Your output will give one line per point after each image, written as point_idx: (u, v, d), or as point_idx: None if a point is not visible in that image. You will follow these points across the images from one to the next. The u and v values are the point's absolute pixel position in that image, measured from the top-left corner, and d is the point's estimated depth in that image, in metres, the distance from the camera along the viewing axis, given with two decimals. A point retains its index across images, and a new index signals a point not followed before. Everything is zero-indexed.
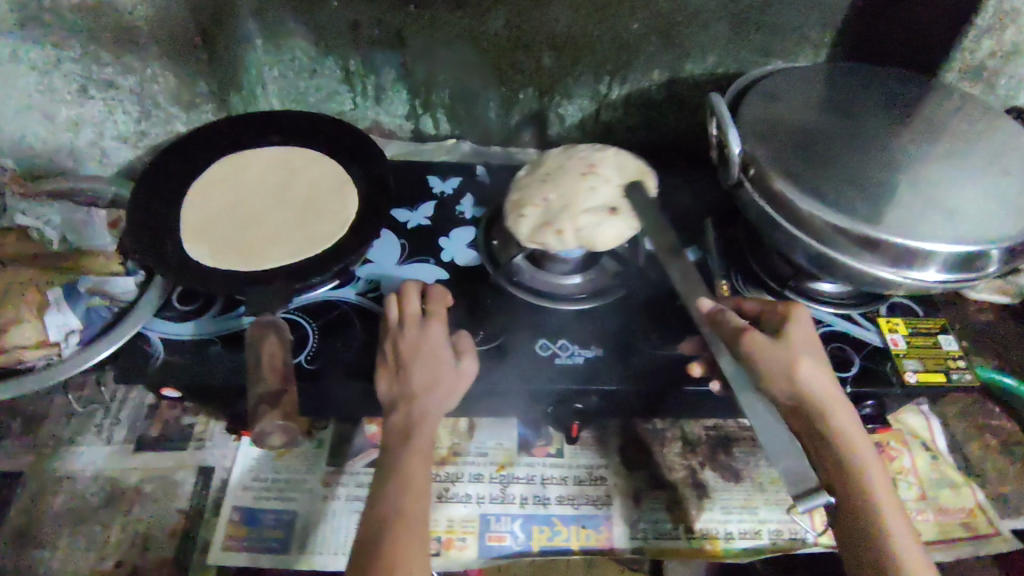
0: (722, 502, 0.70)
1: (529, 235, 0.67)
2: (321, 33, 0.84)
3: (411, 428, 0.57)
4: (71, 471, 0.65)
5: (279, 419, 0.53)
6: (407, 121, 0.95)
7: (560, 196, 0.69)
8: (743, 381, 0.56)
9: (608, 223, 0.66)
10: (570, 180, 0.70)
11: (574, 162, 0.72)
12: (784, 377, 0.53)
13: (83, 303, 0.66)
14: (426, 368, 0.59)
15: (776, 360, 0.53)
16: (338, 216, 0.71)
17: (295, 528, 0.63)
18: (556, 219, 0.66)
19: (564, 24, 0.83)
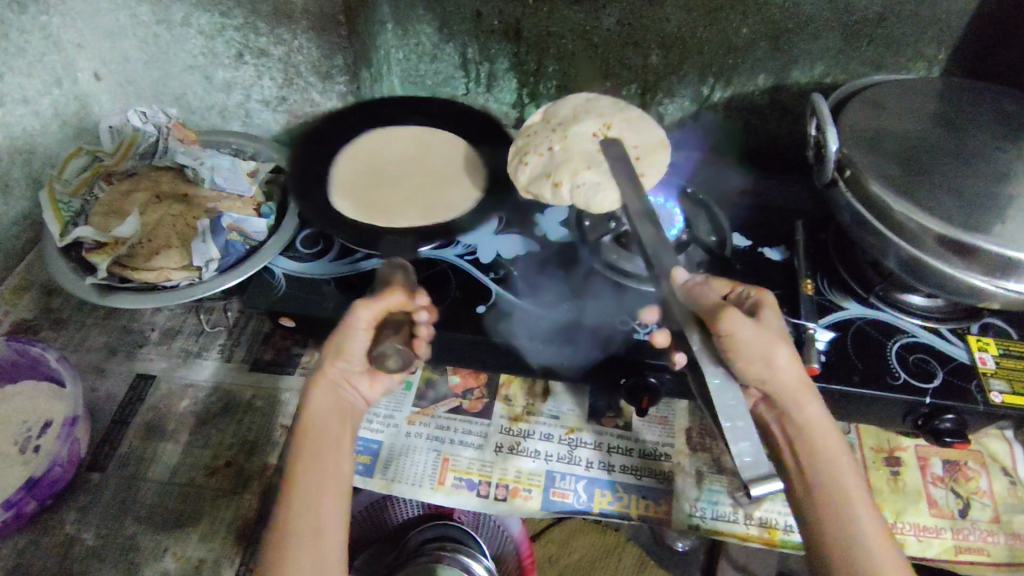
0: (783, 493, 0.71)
1: (529, 186, 0.74)
2: (446, 19, 0.90)
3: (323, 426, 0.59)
4: (196, 379, 0.74)
5: (398, 342, 0.59)
6: (513, 109, 1.03)
7: (565, 150, 0.74)
8: (711, 357, 0.55)
9: (606, 183, 0.69)
10: (579, 137, 0.75)
11: (592, 117, 0.77)
12: (760, 360, 0.56)
13: (224, 236, 0.76)
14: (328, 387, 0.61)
15: (750, 342, 0.55)
16: (469, 185, 0.79)
17: (380, 456, 0.71)
18: (556, 172, 0.73)
19: (675, 24, 0.86)
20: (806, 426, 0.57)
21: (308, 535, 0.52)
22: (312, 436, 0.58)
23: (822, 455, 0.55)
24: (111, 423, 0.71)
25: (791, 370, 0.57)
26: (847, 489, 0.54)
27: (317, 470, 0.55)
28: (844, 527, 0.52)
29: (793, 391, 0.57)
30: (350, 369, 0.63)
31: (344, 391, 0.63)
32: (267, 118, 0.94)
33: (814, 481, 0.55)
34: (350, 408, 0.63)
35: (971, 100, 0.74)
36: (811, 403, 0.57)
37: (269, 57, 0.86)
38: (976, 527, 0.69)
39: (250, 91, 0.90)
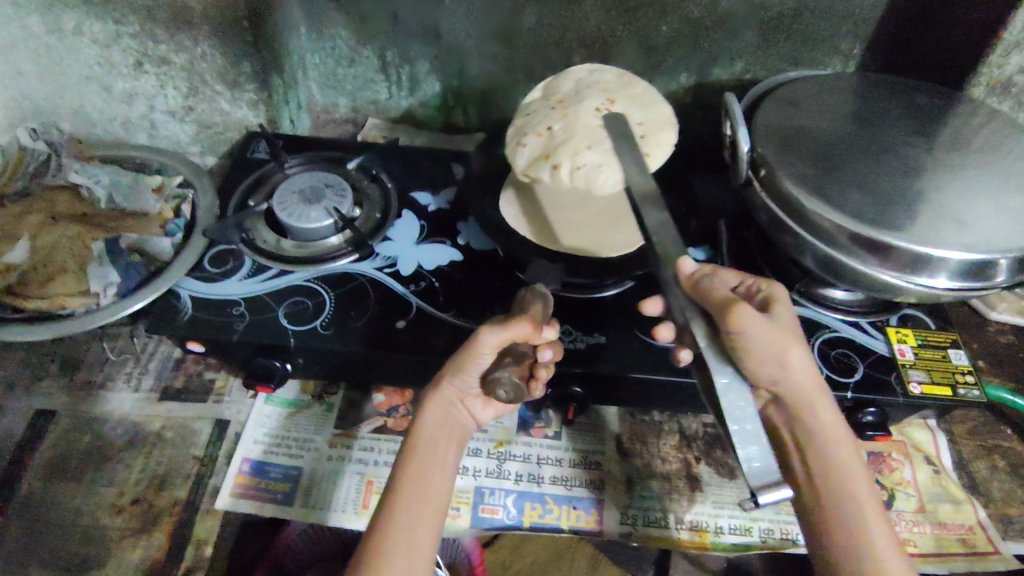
0: (714, 495, 0.70)
1: (527, 167, 0.71)
2: (361, 22, 0.89)
3: (435, 440, 0.59)
4: (100, 412, 0.70)
5: (517, 375, 0.56)
6: (438, 113, 1.00)
7: (566, 127, 0.71)
8: (719, 353, 0.46)
9: (608, 164, 0.66)
10: (583, 112, 0.71)
11: (594, 91, 0.74)
12: (774, 362, 0.51)
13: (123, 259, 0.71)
14: (439, 406, 0.59)
15: (764, 341, 0.49)
16: (630, 234, 0.76)
17: (299, 483, 0.67)
18: (553, 153, 0.69)
19: (594, 23, 0.85)
20: (819, 433, 0.54)
21: (400, 549, 0.51)
22: (421, 449, 0.57)
23: (834, 467, 0.54)
24: (6, 464, 0.66)
25: (806, 374, 0.53)
26: (861, 503, 0.53)
27: (421, 485, 0.55)
28: (856, 540, 0.51)
29: (807, 396, 0.53)
30: (466, 389, 0.61)
31: (456, 409, 0.62)
32: (176, 129, 0.89)
33: (828, 494, 0.53)
34: (459, 429, 0.62)
35: (884, 95, 0.74)
36: (823, 409, 0.54)
37: (171, 66, 0.81)
38: (902, 518, 0.70)
39: (154, 102, 0.85)
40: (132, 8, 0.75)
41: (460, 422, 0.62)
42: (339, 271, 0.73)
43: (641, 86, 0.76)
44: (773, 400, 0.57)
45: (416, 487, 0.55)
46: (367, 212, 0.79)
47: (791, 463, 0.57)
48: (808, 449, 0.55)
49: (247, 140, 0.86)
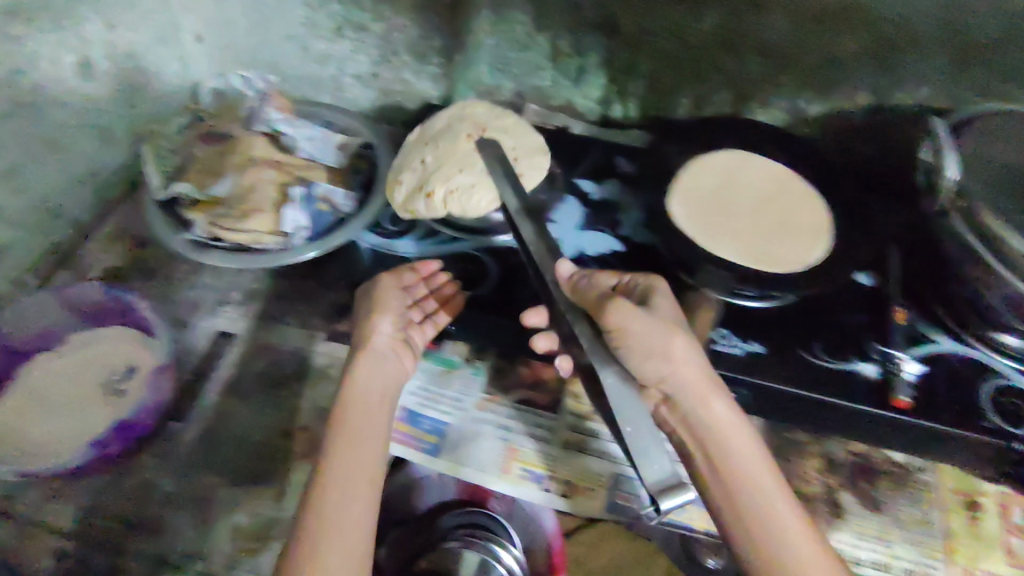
0: (853, 524, 0.69)
1: (404, 203, 0.77)
2: (543, 9, 0.91)
3: (367, 409, 0.60)
4: (275, 343, 0.76)
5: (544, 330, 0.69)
6: (598, 106, 1.01)
7: (436, 159, 0.77)
8: (600, 352, 0.58)
9: (479, 184, 0.74)
10: (452, 141, 0.78)
11: (469, 121, 0.81)
12: (659, 355, 0.57)
13: (313, 205, 0.77)
14: (373, 366, 0.63)
15: (647, 336, 0.57)
16: (799, 249, 0.72)
17: (447, 438, 0.71)
18: (428, 184, 0.76)
19: (778, 32, 0.84)
20: (711, 425, 0.56)
21: (341, 521, 0.52)
22: (351, 426, 0.59)
23: (734, 456, 0.55)
24: (192, 375, 0.73)
25: (691, 366, 0.58)
26: (761, 484, 0.54)
27: (350, 460, 0.56)
28: (775, 534, 0.52)
29: (695, 386, 0.57)
30: (387, 356, 0.65)
31: (389, 369, 0.65)
32: (358, 93, 0.93)
33: (732, 484, 0.55)
34: (397, 382, 0.65)
35: None
36: (717, 403, 0.57)
37: (367, 33, 0.85)
38: None
39: (345, 66, 0.90)
40: None
41: (396, 379, 0.65)
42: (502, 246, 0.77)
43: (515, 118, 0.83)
44: (662, 397, 0.60)
45: (348, 462, 0.56)
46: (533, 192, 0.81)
47: (695, 465, 0.58)
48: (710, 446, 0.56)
49: (424, 109, 0.91)
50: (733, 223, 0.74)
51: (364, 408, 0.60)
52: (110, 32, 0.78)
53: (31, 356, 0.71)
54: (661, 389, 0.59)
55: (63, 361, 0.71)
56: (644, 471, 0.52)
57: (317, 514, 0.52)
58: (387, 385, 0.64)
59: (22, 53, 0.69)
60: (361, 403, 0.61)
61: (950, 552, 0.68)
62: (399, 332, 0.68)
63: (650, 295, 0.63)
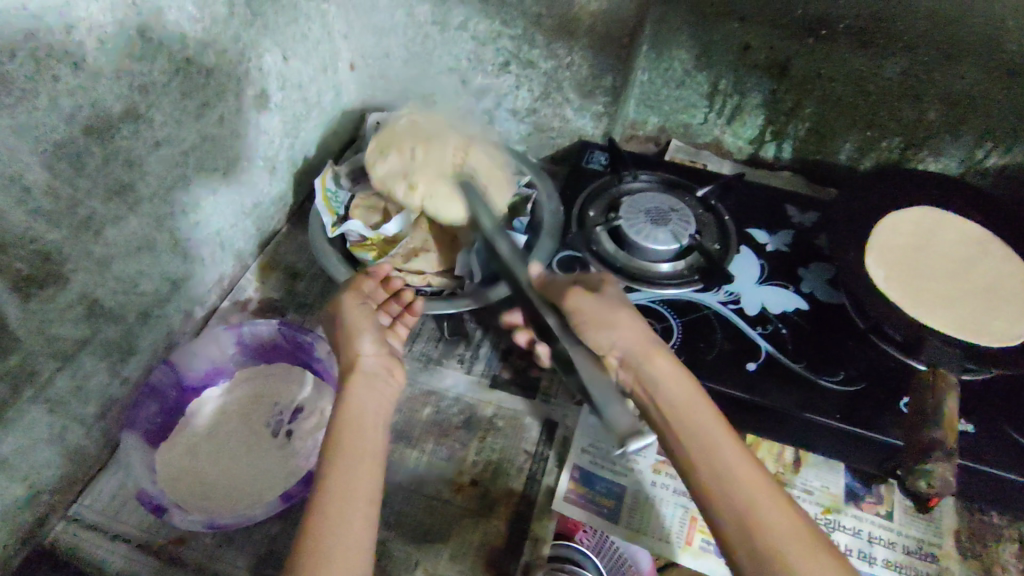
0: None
1: (387, 180, 0.76)
2: (708, 48, 0.88)
3: (359, 428, 0.52)
4: (439, 387, 0.74)
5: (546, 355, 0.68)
6: (748, 145, 0.98)
7: (425, 156, 0.75)
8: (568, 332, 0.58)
9: (451, 197, 0.72)
10: (441, 147, 0.76)
11: (461, 138, 0.79)
12: (609, 324, 0.58)
13: None
14: (368, 394, 0.56)
15: (595, 308, 0.58)
16: (1015, 324, 0.67)
17: (624, 502, 0.67)
18: (411, 174, 0.74)
19: (968, 81, 0.80)
20: (654, 380, 0.55)
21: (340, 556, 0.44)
22: (349, 437, 0.51)
23: (677, 403, 0.53)
24: None
25: (636, 330, 0.58)
26: (703, 426, 0.51)
27: (353, 478, 0.48)
28: (721, 475, 0.48)
29: (641, 347, 0.57)
30: (366, 363, 0.58)
31: (379, 383, 0.57)
32: (511, 128, 0.93)
33: (681, 433, 0.52)
34: (382, 396, 0.57)
35: None
36: (659, 360, 0.56)
37: (535, 70, 0.84)
38: None
39: (503, 100, 0.89)
40: (522, 12, 0.78)
41: (388, 398, 0.57)
42: (677, 301, 0.73)
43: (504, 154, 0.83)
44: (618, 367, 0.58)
45: (356, 475, 0.49)
46: (708, 242, 0.77)
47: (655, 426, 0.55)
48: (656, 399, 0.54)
49: (581, 146, 0.89)
50: (936, 289, 0.70)
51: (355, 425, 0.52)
52: (284, 63, 0.77)
53: (200, 395, 0.71)
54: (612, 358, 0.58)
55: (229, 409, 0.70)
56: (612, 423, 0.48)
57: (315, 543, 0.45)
58: (382, 406, 0.56)
59: (216, 85, 0.67)
60: (361, 410, 0.54)
61: None
62: (384, 348, 0.60)
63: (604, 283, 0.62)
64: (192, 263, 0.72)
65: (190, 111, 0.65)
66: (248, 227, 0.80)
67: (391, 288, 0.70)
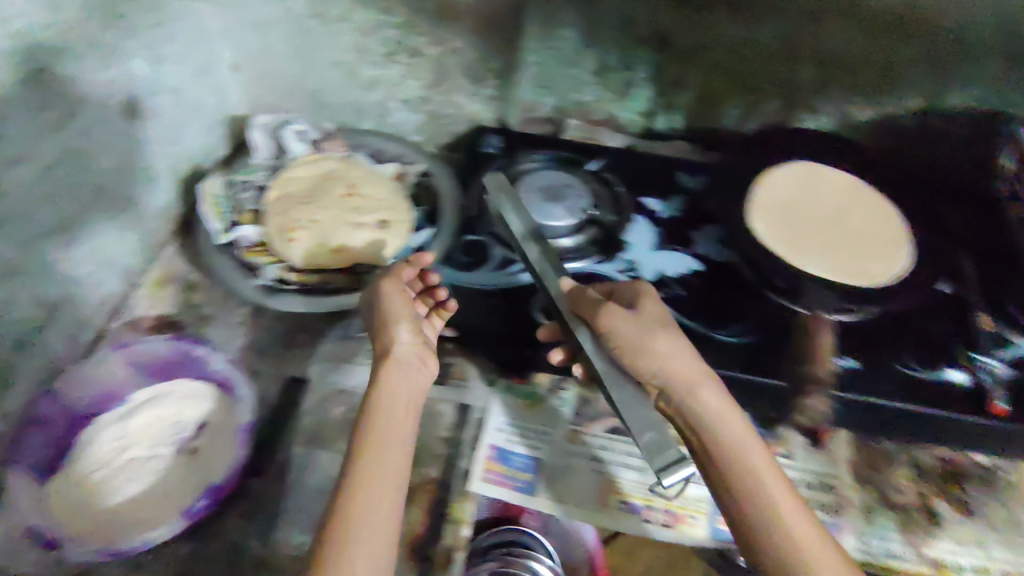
0: (951, 532, 0.67)
1: (305, 258, 0.71)
2: (592, 25, 0.90)
3: (383, 430, 0.53)
4: (347, 387, 0.73)
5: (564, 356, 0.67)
6: (640, 117, 1.00)
7: (328, 219, 0.74)
8: (601, 356, 0.61)
9: (381, 238, 0.74)
10: (335, 203, 0.75)
11: (337, 181, 0.78)
12: (642, 351, 0.57)
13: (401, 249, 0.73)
14: (400, 384, 0.57)
15: (634, 334, 0.57)
16: (884, 264, 0.72)
17: (540, 474, 0.69)
18: (330, 241, 0.72)
19: (833, 40, 0.86)
20: (704, 419, 0.54)
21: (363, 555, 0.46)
22: (373, 431, 0.53)
23: (730, 446, 0.52)
24: (269, 426, 0.69)
25: (682, 357, 0.56)
26: (757, 469, 0.51)
27: (375, 464, 0.51)
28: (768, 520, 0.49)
29: (684, 378, 0.55)
30: (410, 356, 0.59)
31: (416, 372, 0.59)
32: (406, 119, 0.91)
33: (738, 485, 0.51)
34: (417, 387, 0.58)
35: None
36: (707, 390, 0.55)
37: (422, 57, 0.84)
38: None
39: (395, 90, 0.88)
40: None
41: (421, 385, 0.59)
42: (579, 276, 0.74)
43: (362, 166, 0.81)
44: (658, 393, 0.57)
45: (382, 470, 0.51)
46: (604, 214, 0.79)
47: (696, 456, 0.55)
48: (708, 432, 0.53)
49: (477, 130, 0.88)
50: (815, 237, 0.75)
51: (376, 430, 0.53)
52: (156, 67, 0.74)
53: (93, 421, 0.67)
54: (656, 386, 0.57)
55: (158, 454, 0.65)
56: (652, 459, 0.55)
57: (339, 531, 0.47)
58: (413, 395, 0.57)
59: (79, 94, 0.64)
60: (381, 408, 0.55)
61: None
62: (418, 338, 0.61)
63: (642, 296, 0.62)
64: (71, 284, 0.68)
65: (49, 123, 0.61)
66: (130, 242, 0.76)
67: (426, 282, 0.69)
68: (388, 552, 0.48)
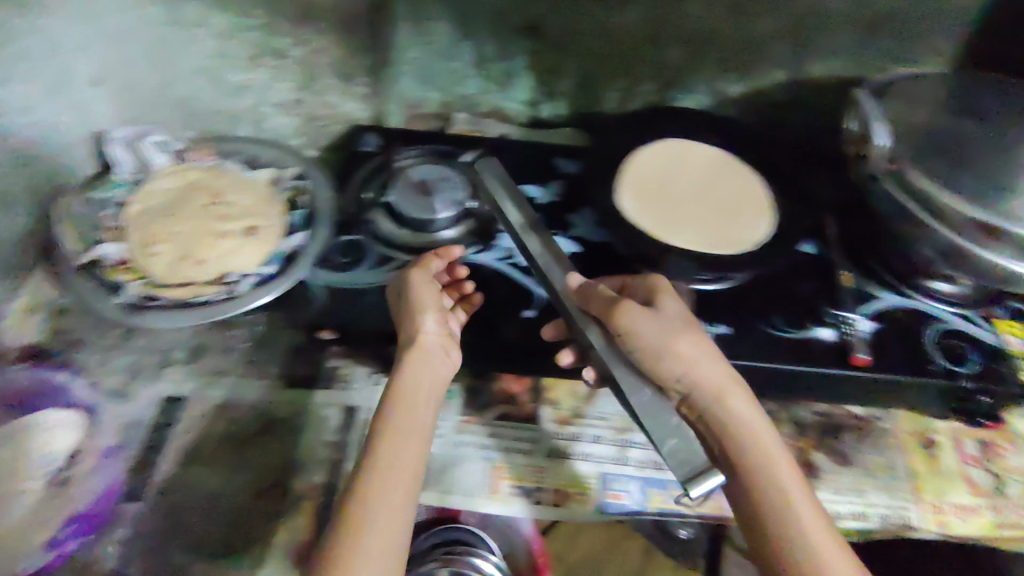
0: (863, 465, 0.73)
1: (167, 272, 0.69)
2: (463, 18, 0.90)
3: (402, 434, 0.58)
4: (229, 400, 0.71)
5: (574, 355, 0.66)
6: (526, 107, 1.00)
7: (191, 229, 0.73)
8: (611, 353, 0.63)
9: (248, 241, 0.72)
10: (198, 214, 0.74)
11: (203, 191, 0.77)
12: (665, 355, 0.58)
13: (275, 254, 0.72)
14: (423, 371, 0.62)
15: (654, 337, 0.59)
16: (747, 229, 0.75)
17: (431, 468, 0.69)
18: (193, 252, 0.71)
19: (697, 19, 0.87)
20: (729, 425, 0.57)
21: (381, 555, 0.51)
22: (392, 422, 0.58)
23: (754, 450, 0.56)
24: (145, 448, 0.68)
25: (708, 365, 0.59)
26: (774, 467, 0.55)
27: (392, 460, 0.56)
28: (788, 525, 0.53)
29: (712, 385, 0.58)
30: (434, 351, 0.64)
31: (438, 365, 0.63)
32: (281, 122, 0.90)
33: (761, 491, 0.55)
34: (440, 381, 0.63)
35: (988, 92, 0.78)
36: (734, 399, 0.58)
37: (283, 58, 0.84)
38: (1015, 504, 0.71)
39: (264, 95, 0.88)
40: None
41: (444, 376, 0.63)
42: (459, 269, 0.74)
43: (231, 173, 0.80)
44: (682, 399, 0.60)
45: (395, 464, 0.55)
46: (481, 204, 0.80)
47: (717, 460, 0.58)
48: (728, 432, 0.57)
49: (354, 129, 0.88)
50: (683, 209, 0.77)
51: (394, 430, 0.58)
52: None
53: None
54: (678, 393, 0.60)
55: (25, 490, 0.62)
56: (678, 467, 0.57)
57: (354, 529, 0.51)
58: (433, 386, 0.62)
59: None
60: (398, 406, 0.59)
61: (916, 491, 0.71)
62: (444, 328, 0.65)
63: (657, 296, 0.63)
64: None
65: None
66: None
67: (454, 273, 0.72)
68: (399, 548, 0.52)
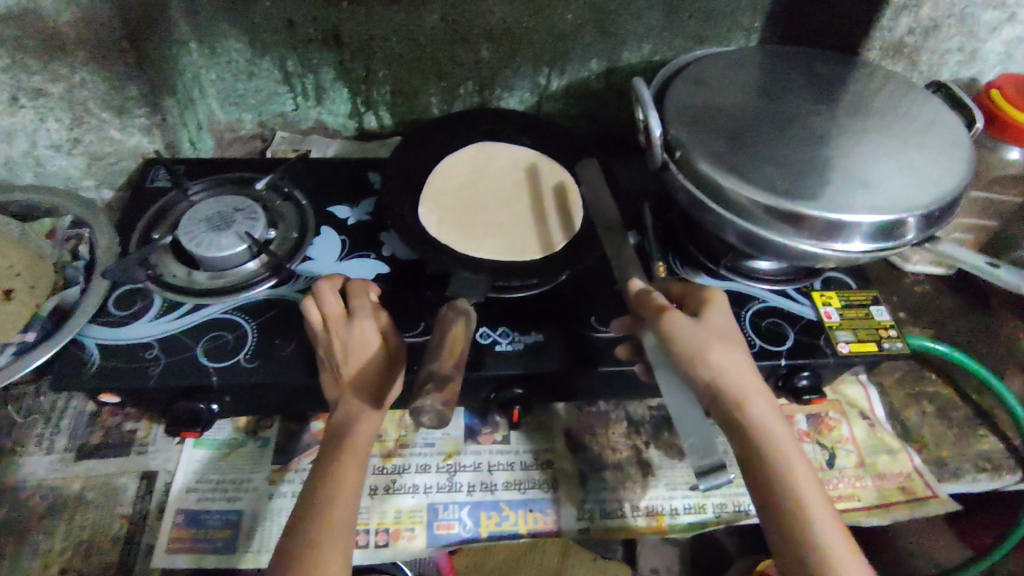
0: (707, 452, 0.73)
1: None
2: (255, 33, 0.85)
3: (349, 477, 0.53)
4: (10, 482, 0.65)
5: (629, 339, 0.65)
6: (349, 120, 0.97)
7: None
8: (660, 356, 0.57)
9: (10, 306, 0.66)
10: None
11: None
12: (700, 358, 0.53)
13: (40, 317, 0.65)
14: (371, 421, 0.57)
15: (691, 340, 0.54)
16: (553, 232, 0.74)
17: (240, 527, 0.64)
18: None
19: (498, 15, 0.83)
20: (751, 432, 0.52)
21: None
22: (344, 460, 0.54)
23: (776, 456, 0.52)
24: None
25: (740, 370, 0.54)
26: (800, 480, 0.51)
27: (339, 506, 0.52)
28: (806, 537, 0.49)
29: (739, 387, 0.53)
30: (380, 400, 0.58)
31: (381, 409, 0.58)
32: (63, 164, 0.78)
33: (776, 498, 0.51)
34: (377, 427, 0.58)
35: (785, 66, 0.77)
36: (759, 406, 0.53)
37: (48, 96, 0.72)
38: (845, 474, 0.72)
39: (37, 136, 0.74)
40: None
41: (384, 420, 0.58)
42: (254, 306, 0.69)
43: None
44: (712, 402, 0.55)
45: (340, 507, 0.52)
46: (283, 233, 0.75)
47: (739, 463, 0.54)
48: (752, 440, 0.52)
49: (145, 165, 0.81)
50: (490, 218, 0.75)
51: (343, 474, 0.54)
52: None
53: None
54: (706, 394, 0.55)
55: None
56: (693, 454, 0.55)
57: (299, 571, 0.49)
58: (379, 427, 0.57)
59: None
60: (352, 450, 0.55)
61: None
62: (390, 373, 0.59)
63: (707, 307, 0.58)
64: None
65: None
66: None
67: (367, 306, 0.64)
68: None
